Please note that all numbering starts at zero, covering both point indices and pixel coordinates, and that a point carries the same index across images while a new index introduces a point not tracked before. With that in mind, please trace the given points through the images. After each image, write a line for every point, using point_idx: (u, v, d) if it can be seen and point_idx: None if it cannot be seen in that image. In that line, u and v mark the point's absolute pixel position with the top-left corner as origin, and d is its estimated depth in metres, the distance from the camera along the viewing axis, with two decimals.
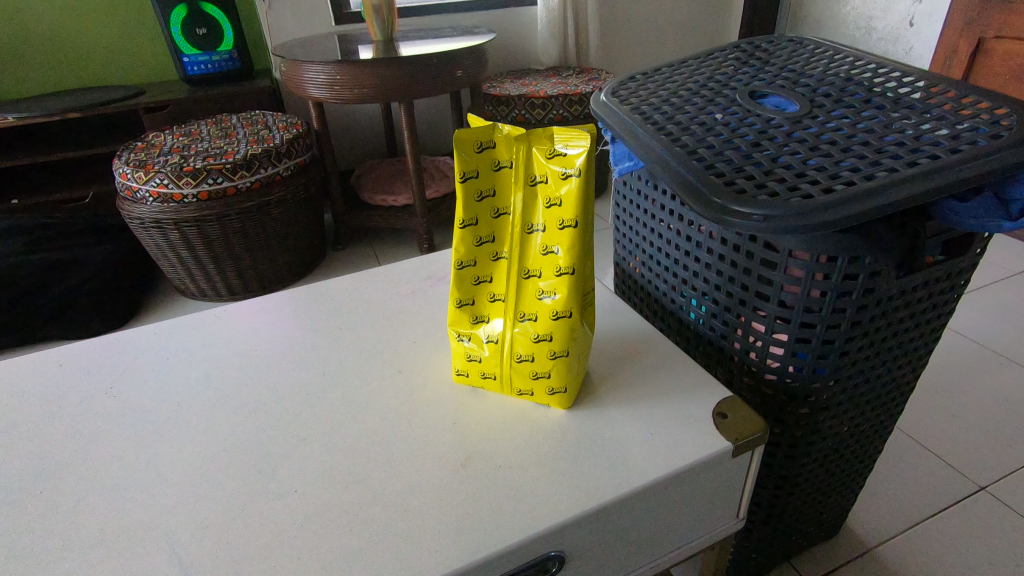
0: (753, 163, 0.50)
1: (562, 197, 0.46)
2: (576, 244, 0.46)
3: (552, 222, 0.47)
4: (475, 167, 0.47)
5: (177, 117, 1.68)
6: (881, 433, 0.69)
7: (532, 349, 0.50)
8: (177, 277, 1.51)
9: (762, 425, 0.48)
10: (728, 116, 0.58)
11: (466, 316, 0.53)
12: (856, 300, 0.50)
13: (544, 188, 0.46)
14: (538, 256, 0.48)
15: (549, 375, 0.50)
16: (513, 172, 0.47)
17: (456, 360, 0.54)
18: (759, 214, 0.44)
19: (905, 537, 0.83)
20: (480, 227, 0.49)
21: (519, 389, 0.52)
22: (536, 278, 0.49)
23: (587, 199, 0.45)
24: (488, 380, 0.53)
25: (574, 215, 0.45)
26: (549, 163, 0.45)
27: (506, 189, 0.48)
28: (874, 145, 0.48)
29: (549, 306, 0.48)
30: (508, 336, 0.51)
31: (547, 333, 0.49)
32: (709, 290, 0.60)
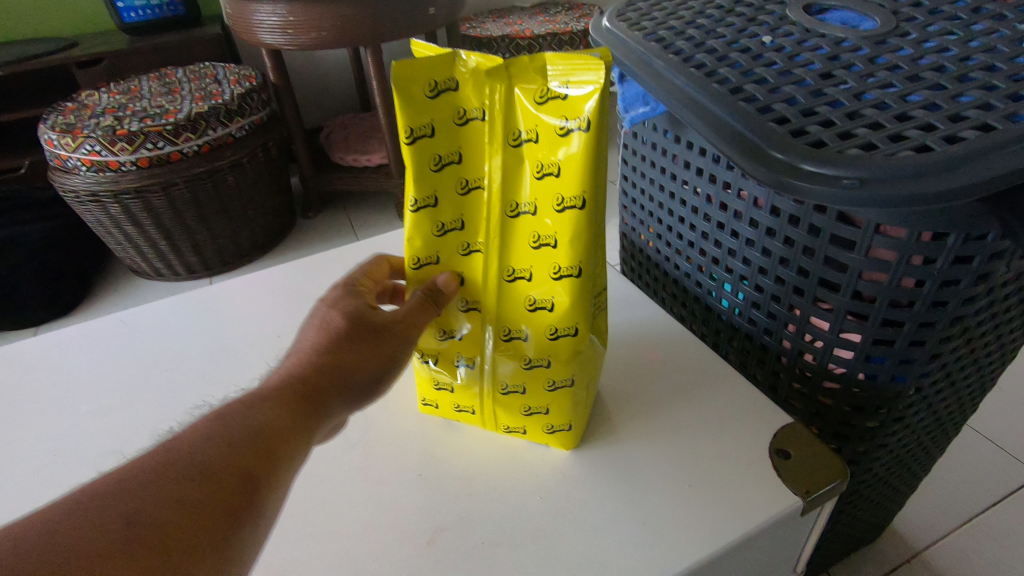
0: (828, 103, 0.35)
1: (561, 164, 0.32)
2: (583, 234, 0.33)
3: (545, 201, 0.34)
4: (429, 121, 0.33)
5: (116, 72, 1.48)
6: (949, 434, 0.57)
7: (523, 375, 0.39)
8: (128, 256, 1.36)
9: (841, 471, 0.38)
10: (778, 38, 0.42)
11: (432, 330, 0.41)
12: (964, 291, 0.36)
13: (535, 151, 0.33)
14: (527, 251, 0.36)
15: (545, 409, 0.40)
16: (487, 126, 0.33)
17: (422, 387, 0.43)
18: (851, 177, 0.30)
19: (957, 535, 0.73)
20: (443, 208, 0.36)
21: (504, 422, 0.42)
22: (524, 284, 0.37)
23: (597, 167, 0.32)
24: (464, 411, 0.43)
25: (579, 190, 0.32)
26: (542, 113, 0.32)
27: (476, 153, 0.35)
28: (1003, 70, 0.34)
29: (544, 321, 0.37)
30: (489, 359, 0.40)
31: (542, 356, 0.38)
32: (750, 274, 0.46)
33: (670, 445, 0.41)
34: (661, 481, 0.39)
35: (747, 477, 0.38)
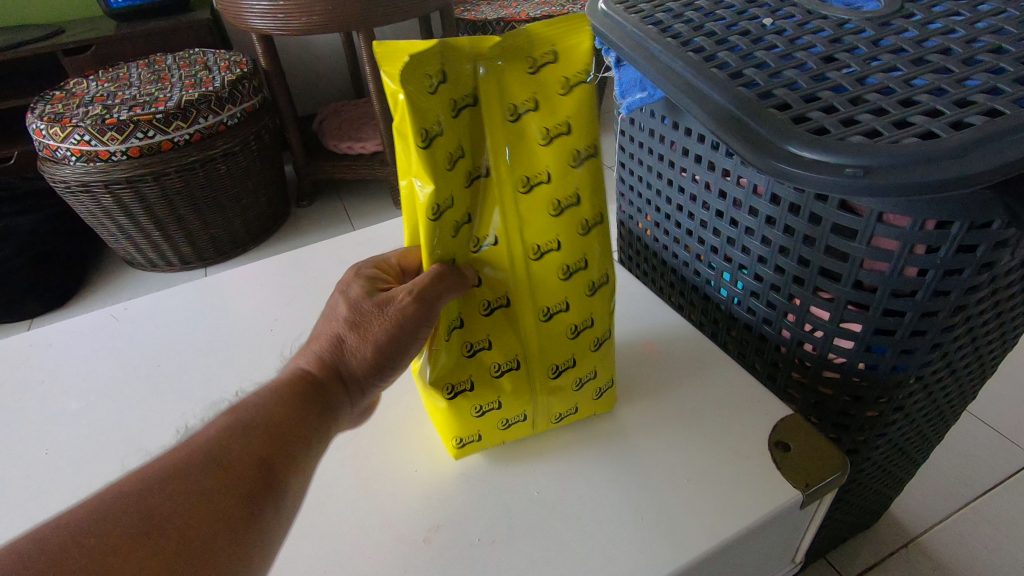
0: (829, 88, 0.34)
1: (572, 123, 0.34)
2: (596, 180, 0.36)
3: (561, 167, 0.35)
4: (435, 119, 0.31)
5: (104, 60, 1.46)
6: (948, 420, 0.57)
7: (568, 349, 0.40)
8: (121, 247, 1.34)
9: (842, 461, 0.37)
10: (778, 20, 0.41)
11: (458, 350, 0.38)
12: (967, 280, 0.36)
13: (542, 120, 0.34)
14: (549, 221, 0.37)
15: (592, 372, 0.41)
16: (485, 109, 0.33)
17: (455, 425, 0.40)
18: (854, 165, 0.29)
19: (955, 521, 0.73)
20: (458, 210, 0.35)
21: (553, 408, 0.42)
22: (555, 255, 0.38)
23: (590, 120, 0.35)
24: (509, 424, 0.41)
25: (585, 142, 0.35)
26: (542, 79, 0.33)
27: (481, 142, 0.34)
28: (1010, 52, 0.33)
29: (580, 281, 0.39)
30: (530, 350, 0.40)
31: (583, 318, 0.40)
32: (750, 263, 0.45)
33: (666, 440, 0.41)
34: (656, 475, 0.38)
35: (745, 471, 0.38)
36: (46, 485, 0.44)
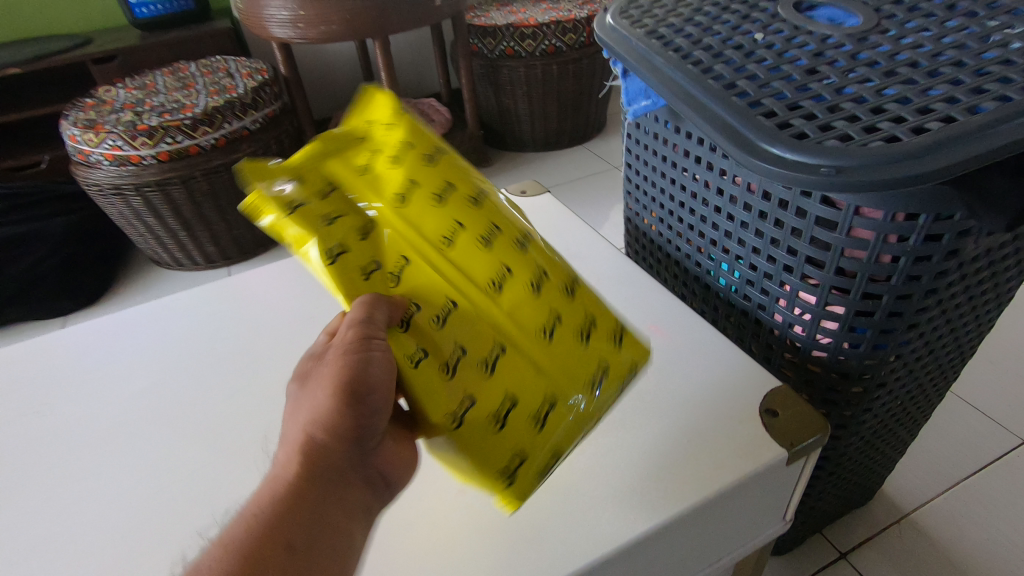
0: (811, 97, 0.39)
1: (407, 137, 0.43)
2: (452, 166, 0.44)
3: (420, 168, 0.42)
4: (291, 196, 0.37)
5: (131, 68, 1.52)
6: (934, 400, 0.61)
7: (538, 307, 0.42)
8: (149, 247, 1.40)
9: (822, 425, 0.43)
10: (769, 36, 0.46)
11: (436, 371, 0.38)
12: (936, 266, 0.40)
13: (384, 154, 0.42)
14: (443, 211, 0.41)
15: (574, 319, 0.43)
16: (340, 175, 0.40)
17: (493, 456, 0.39)
18: (828, 165, 0.34)
19: (945, 498, 0.77)
20: (360, 256, 0.38)
21: (572, 379, 0.41)
22: (469, 234, 0.41)
23: (419, 130, 0.44)
24: (541, 419, 0.40)
25: (417, 139, 0.43)
26: (364, 142, 0.42)
27: (349, 201, 0.39)
28: (969, 66, 0.37)
29: (507, 241, 0.42)
30: (511, 329, 0.40)
31: (532, 271, 0.42)
32: (745, 254, 0.50)
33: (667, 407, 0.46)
34: (661, 438, 0.44)
35: (738, 434, 0.43)
36: (122, 453, 0.50)
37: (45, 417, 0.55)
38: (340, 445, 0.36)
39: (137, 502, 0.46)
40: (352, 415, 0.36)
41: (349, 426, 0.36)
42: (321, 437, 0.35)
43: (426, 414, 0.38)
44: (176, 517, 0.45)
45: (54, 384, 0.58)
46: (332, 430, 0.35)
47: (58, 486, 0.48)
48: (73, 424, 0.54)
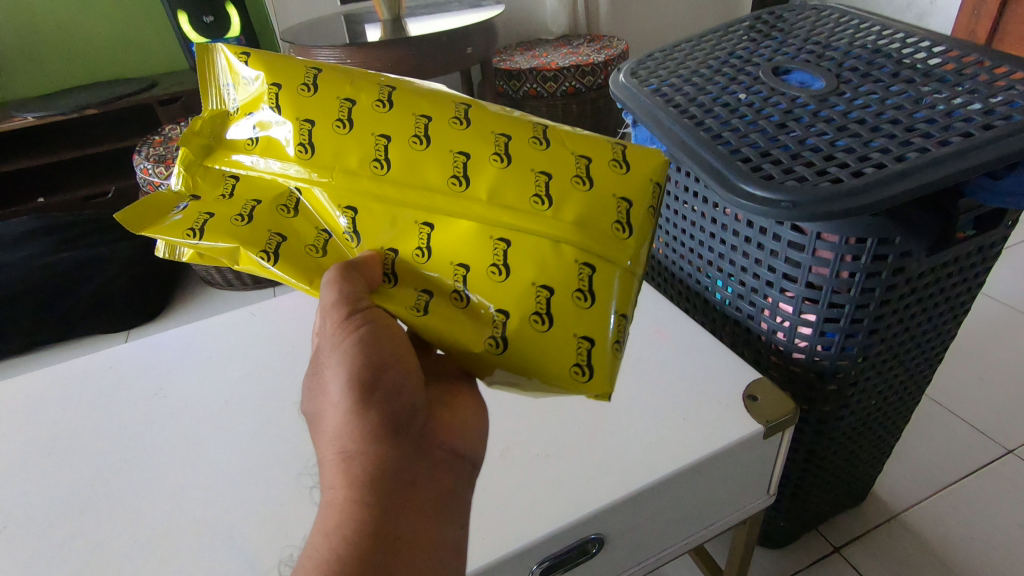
0: (779, 146, 0.49)
1: (268, 80, 0.40)
2: (333, 73, 0.40)
3: (303, 102, 0.39)
4: (198, 214, 0.39)
5: (192, 108, 1.69)
6: (909, 404, 0.70)
7: (518, 177, 0.38)
8: (203, 269, 1.53)
9: (793, 407, 0.52)
10: (751, 95, 0.57)
11: (450, 308, 0.38)
12: (886, 280, 0.50)
13: (259, 112, 0.40)
14: (358, 133, 0.39)
15: (560, 168, 0.39)
16: (236, 175, 0.41)
17: (555, 358, 0.38)
18: (787, 201, 0.44)
19: (931, 502, 0.86)
20: (300, 236, 0.40)
21: (595, 232, 0.38)
22: (400, 141, 0.39)
23: (275, 61, 0.40)
24: (585, 294, 0.38)
25: (279, 74, 0.40)
26: (235, 123, 0.42)
27: (263, 188, 0.40)
28: (903, 123, 0.47)
29: (449, 122, 0.39)
30: (506, 219, 0.38)
31: (489, 141, 0.39)
32: (735, 272, 0.60)
33: (668, 394, 0.55)
34: (663, 417, 0.53)
35: (724, 414, 0.52)
36: (223, 431, 0.57)
37: (160, 399, 0.61)
38: (377, 445, 0.37)
39: (240, 471, 0.53)
40: (378, 405, 0.37)
41: (379, 420, 0.37)
42: (355, 446, 0.37)
43: (468, 352, 0.38)
44: (286, 473, 0.52)
45: (168, 370, 0.65)
46: (363, 435, 0.37)
47: (173, 452, 0.55)
48: (178, 408, 0.60)
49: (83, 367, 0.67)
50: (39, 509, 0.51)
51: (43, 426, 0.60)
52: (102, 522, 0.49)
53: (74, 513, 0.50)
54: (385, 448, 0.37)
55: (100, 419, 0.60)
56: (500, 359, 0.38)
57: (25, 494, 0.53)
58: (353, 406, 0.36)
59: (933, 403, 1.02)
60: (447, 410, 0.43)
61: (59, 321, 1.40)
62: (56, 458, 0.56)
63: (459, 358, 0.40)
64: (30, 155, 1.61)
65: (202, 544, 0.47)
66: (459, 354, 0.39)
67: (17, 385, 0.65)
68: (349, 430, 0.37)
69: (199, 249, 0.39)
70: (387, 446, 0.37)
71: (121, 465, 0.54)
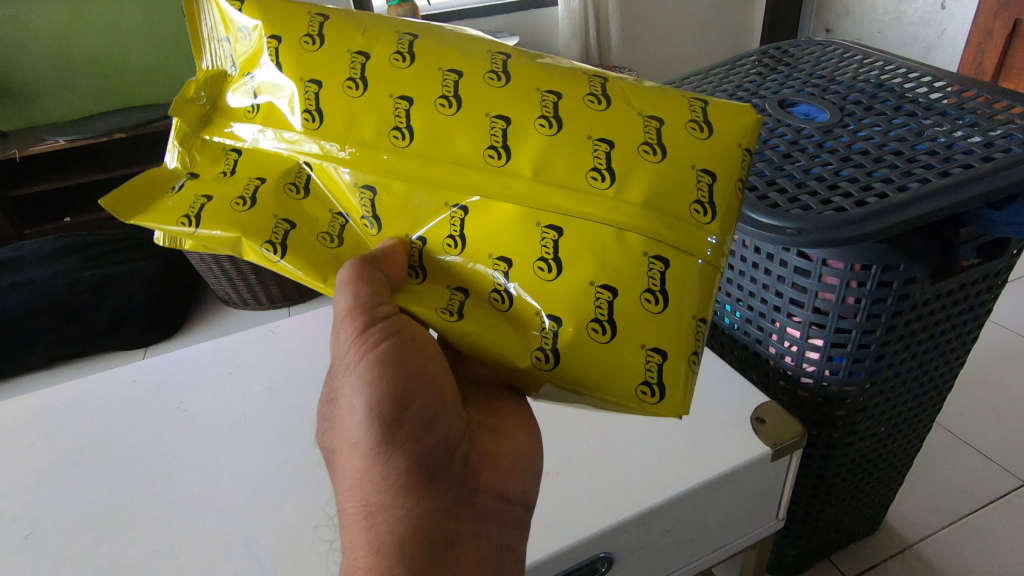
0: (784, 175, 0.51)
1: (267, 32, 0.39)
2: (341, 26, 0.40)
3: (308, 59, 0.39)
4: (193, 198, 0.40)
5: None
6: (919, 431, 0.71)
7: (571, 144, 0.38)
8: (221, 288, 1.56)
9: (800, 429, 0.53)
10: (758, 127, 0.59)
11: (490, 302, 0.39)
12: (891, 306, 0.51)
13: (259, 72, 0.40)
14: (373, 96, 0.39)
15: (622, 134, 0.38)
16: (237, 149, 0.41)
17: (622, 377, 0.38)
18: (793, 227, 0.45)
19: (946, 532, 0.86)
20: (312, 222, 0.41)
21: (664, 215, 0.37)
22: (424, 104, 0.39)
23: (273, 8, 0.39)
24: (654, 294, 0.38)
25: (282, 29, 0.39)
26: (235, 86, 0.41)
27: (265, 166, 0.40)
28: (906, 154, 0.49)
29: (492, 85, 0.38)
30: (557, 199, 0.38)
31: (535, 102, 0.38)
32: (743, 296, 0.61)
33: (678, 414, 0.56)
34: (673, 436, 0.54)
35: (733, 434, 0.53)
36: (242, 444, 0.59)
37: (183, 412, 0.63)
38: (402, 492, 0.37)
39: (260, 481, 0.54)
40: (405, 447, 0.38)
41: (406, 465, 0.37)
42: (379, 498, 0.37)
43: (513, 366, 0.39)
44: (304, 482, 0.54)
45: (189, 384, 0.67)
46: (388, 484, 0.37)
47: (194, 462, 0.57)
48: (201, 421, 0.62)
49: (107, 381, 0.69)
50: (62, 516, 0.53)
51: (68, 437, 0.62)
52: (123, 530, 0.51)
53: (98, 521, 0.52)
54: (413, 497, 0.37)
55: (123, 429, 0.62)
56: (550, 374, 0.38)
57: (49, 503, 0.54)
58: (376, 450, 0.37)
59: (945, 432, 1.02)
60: (493, 437, 0.44)
61: (80, 337, 1.42)
62: (80, 467, 0.58)
63: (503, 372, 0.40)
64: (60, 177, 1.67)
65: (221, 552, 0.48)
66: (504, 367, 0.39)
67: (44, 398, 0.68)
68: (373, 479, 0.37)
69: (197, 237, 0.39)
70: (416, 493, 0.38)
71: (142, 474, 0.56)
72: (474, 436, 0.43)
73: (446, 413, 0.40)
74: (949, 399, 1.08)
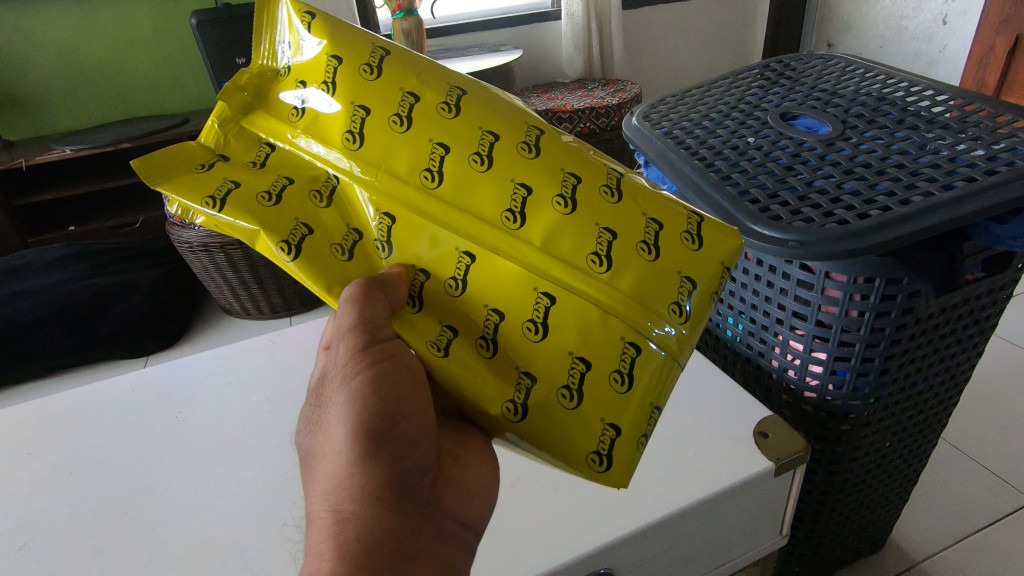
0: (787, 188, 0.51)
1: (329, 50, 0.40)
2: (400, 62, 0.41)
3: (362, 86, 0.40)
4: (222, 180, 0.39)
5: None
6: (925, 447, 0.70)
7: (579, 227, 0.38)
8: (223, 297, 1.56)
9: (804, 444, 0.52)
10: (760, 139, 0.59)
11: (476, 349, 0.39)
12: (895, 320, 0.51)
13: (312, 86, 0.40)
14: (415, 135, 0.39)
15: (627, 229, 0.39)
16: (273, 145, 0.41)
17: (578, 441, 0.38)
18: (794, 240, 0.45)
19: (954, 550, 0.85)
20: (328, 232, 0.40)
21: (645, 302, 0.38)
22: (459, 155, 0.39)
23: (342, 33, 0.40)
24: (621, 375, 0.38)
25: (344, 52, 0.40)
26: (286, 87, 0.42)
27: (295, 168, 0.41)
28: (908, 167, 0.49)
29: (517, 152, 0.39)
30: (552, 264, 0.38)
31: (557, 180, 0.39)
32: (745, 309, 0.61)
33: (678, 428, 0.56)
34: (673, 450, 0.53)
35: (735, 449, 0.53)
36: (241, 454, 0.58)
37: (183, 421, 0.63)
38: (376, 507, 0.37)
39: (257, 492, 0.54)
40: (384, 463, 0.38)
41: (382, 479, 0.38)
42: (352, 508, 0.37)
43: (484, 411, 0.39)
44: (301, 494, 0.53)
45: (189, 394, 0.67)
46: (361, 495, 0.37)
47: (192, 473, 0.56)
48: (200, 430, 0.62)
49: (107, 390, 0.69)
50: (57, 527, 0.52)
51: (66, 446, 0.61)
52: (118, 542, 0.50)
53: (93, 531, 0.51)
54: (384, 511, 0.38)
55: (121, 439, 0.61)
56: (516, 426, 0.39)
57: (44, 513, 0.54)
58: (357, 461, 0.37)
59: (951, 449, 1.01)
60: (457, 464, 0.44)
61: (82, 345, 1.42)
62: (77, 477, 0.57)
63: (473, 412, 0.40)
64: (66, 186, 1.68)
65: (215, 564, 0.47)
66: (474, 408, 0.40)
67: (44, 406, 0.67)
68: (348, 488, 0.37)
69: (217, 221, 0.38)
70: (387, 510, 0.38)
71: (139, 484, 0.56)
72: (443, 464, 0.43)
73: (428, 434, 0.41)
74: (954, 415, 1.07)
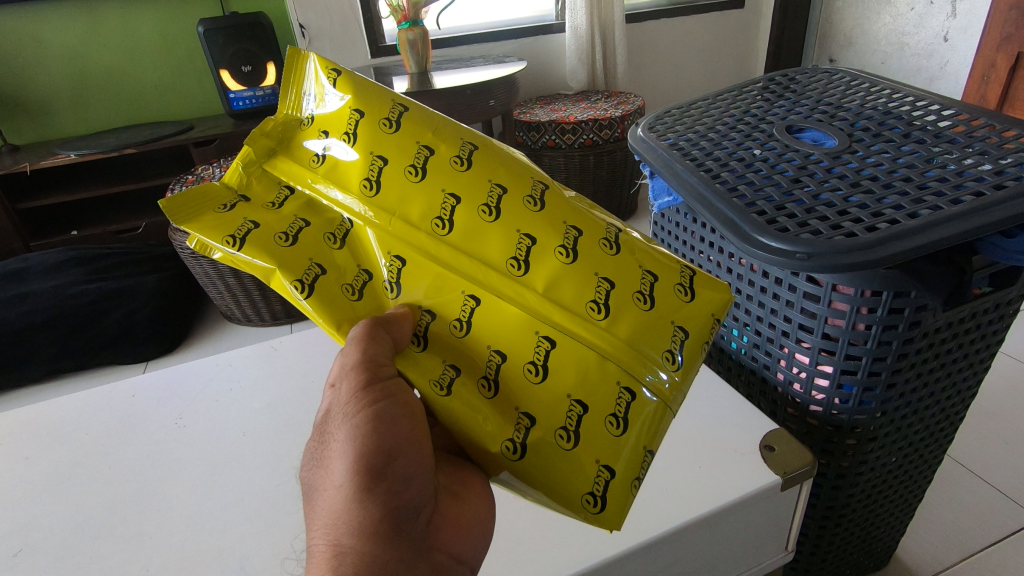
0: (793, 202, 0.50)
1: (352, 105, 0.41)
2: (420, 115, 0.42)
3: (380, 137, 0.41)
4: (242, 220, 0.40)
5: (224, 151, 1.73)
6: (931, 464, 0.69)
7: (580, 277, 0.39)
8: (224, 303, 1.55)
9: (811, 458, 0.51)
10: (766, 151, 0.59)
11: (477, 388, 0.39)
12: (902, 334, 0.50)
13: (333, 137, 0.41)
14: (428, 185, 0.40)
15: (625, 279, 0.39)
16: (291, 187, 0.42)
17: (574, 483, 0.38)
18: (802, 252, 0.44)
19: (959, 568, 0.84)
20: (340, 271, 0.40)
21: (641, 354, 0.39)
22: (469, 206, 0.40)
23: (366, 88, 0.42)
24: (617, 419, 0.38)
25: (366, 106, 0.41)
26: (309, 136, 0.43)
27: (316, 209, 0.42)
28: (916, 181, 0.49)
29: (527, 208, 0.40)
30: (555, 312, 0.39)
31: (560, 232, 0.39)
32: (751, 321, 0.61)
33: (682, 440, 0.56)
34: (677, 463, 0.53)
35: (740, 463, 0.52)
36: (241, 463, 0.57)
37: (183, 426, 0.63)
38: (373, 543, 0.37)
39: (259, 499, 0.53)
40: (383, 497, 0.37)
41: (381, 514, 0.37)
42: (351, 541, 0.37)
43: (483, 448, 0.38)
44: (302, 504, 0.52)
45: (190, 399, 0.66)
46: (361, 529, 0.37)
47: (189, 480, 0.56)
48: (202, 436, 0.61)
49: (106, 394, 0.69)
50: (53, 532, 0.52)
51: (64, 451, 0.61)
52: (116, 548, 0.50)
53: (91, 536, 0.51)
54: (382, 546, 0.37)
55: (119, 445, 0.61)
56: (514, 464, 0.38)
57: (41, 518, 0.53)
58: (358, 495, 0.37)
59: (956, 466, 1.00)
60: (456, 502, 0.42)
61: (79, 351, 1.41)
62: (73, 484, 0.57)
63: (473, 449, 0.40)
64: (68, 191, 1.69)
65: (214, 574, 0.47)
66: (472, 444, 0.39)
67: (39, 411, 0.67)
68: (348, 522, 0.37)
69: (234, 257, 0.39)
70: (385, 544, 0.37)
71: (138, 490, 0.55)
72: (440, 499, 0.42)
73: (425, 469, 0.40)
74: (958, 430, 1.07)
